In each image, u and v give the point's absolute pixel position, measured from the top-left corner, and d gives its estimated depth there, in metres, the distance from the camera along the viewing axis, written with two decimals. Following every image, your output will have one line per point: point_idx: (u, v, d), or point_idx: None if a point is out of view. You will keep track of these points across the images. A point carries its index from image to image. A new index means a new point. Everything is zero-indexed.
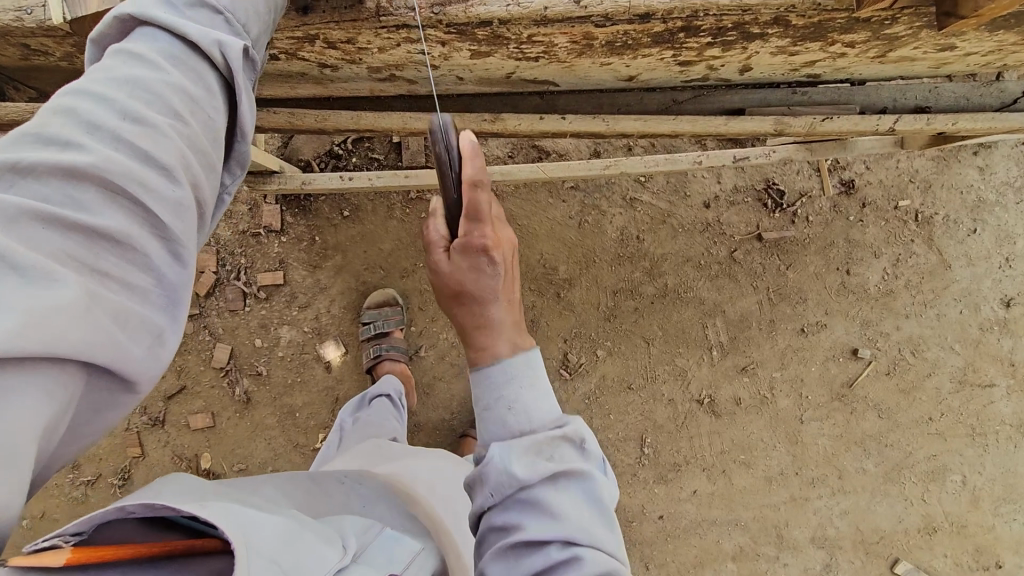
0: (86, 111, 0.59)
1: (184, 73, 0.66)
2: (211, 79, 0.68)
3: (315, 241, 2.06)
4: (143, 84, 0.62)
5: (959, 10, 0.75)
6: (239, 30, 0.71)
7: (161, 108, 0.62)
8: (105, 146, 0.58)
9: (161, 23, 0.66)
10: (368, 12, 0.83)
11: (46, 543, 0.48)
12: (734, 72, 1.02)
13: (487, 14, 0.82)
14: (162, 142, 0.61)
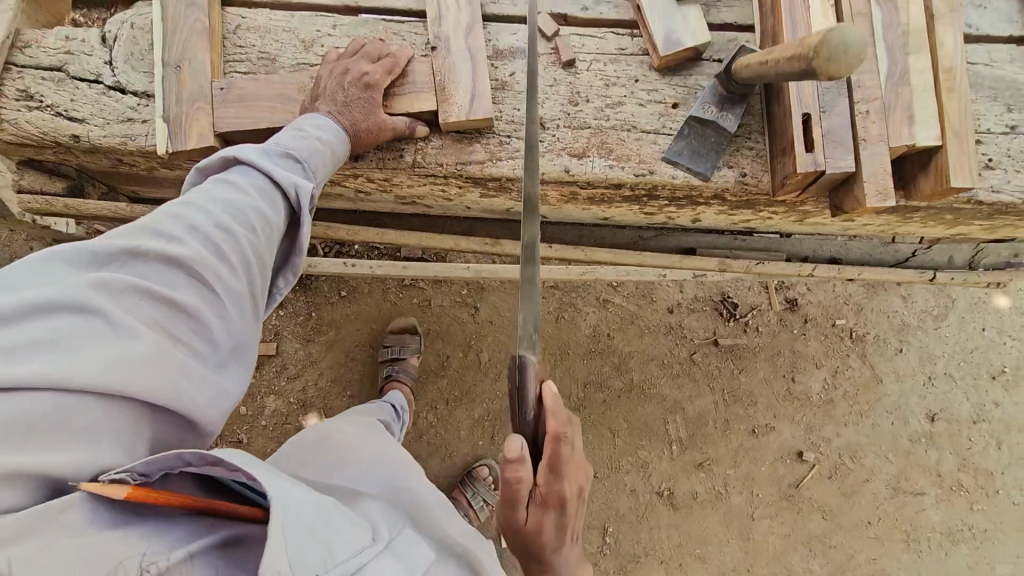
0: (187, 215, 0.79)
1: (265, 201, 0.86)
2: (283, 205, 0.88)
3: (311, 316, 2.22)
4: (233, 203, 0.83)
5: (844, 206, 1.01)
6: (310, 174, 0.93)
7: (241, 223, 0.82)
8: (195, 242, 0.77)
9: (256, 162, 0.88)
10: (405, 164, 1.06)
11: (116, 476, 0.62)
12: (688, 222, 1.28)
13: (498, 173, 1.06)
14: (236, 247, 0.80)
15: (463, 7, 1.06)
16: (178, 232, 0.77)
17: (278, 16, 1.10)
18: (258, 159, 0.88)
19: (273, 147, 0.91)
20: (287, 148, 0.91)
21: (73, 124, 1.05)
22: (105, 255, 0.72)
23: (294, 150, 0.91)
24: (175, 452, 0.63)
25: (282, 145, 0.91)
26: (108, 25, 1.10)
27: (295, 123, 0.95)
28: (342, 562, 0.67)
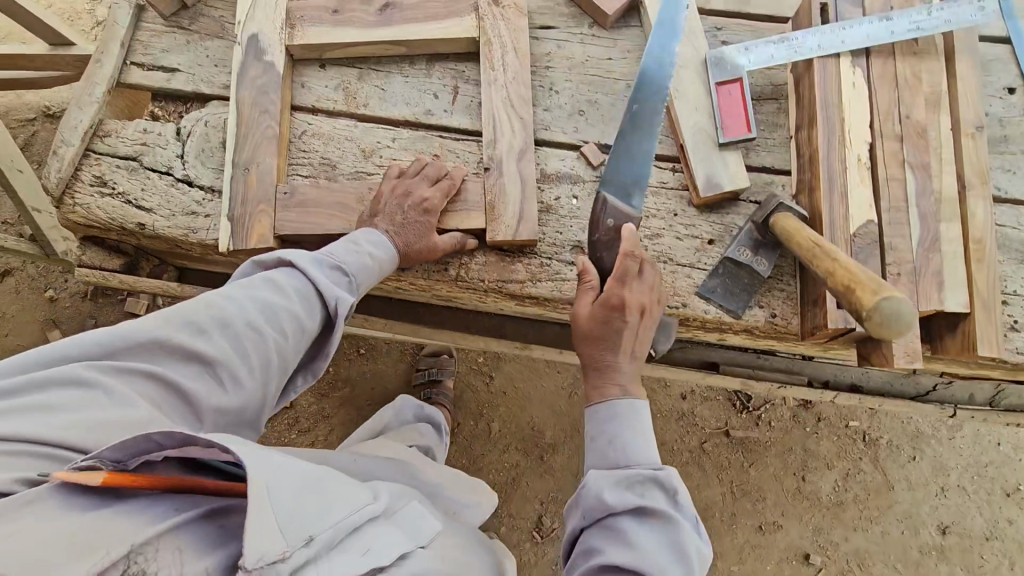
0: (223, 309, 0.84)
1: (304, 312, 0.91)
2: (318, 315, 0.93)
3: (328, 372, 2.25)
4: (270, 306, 0.87)
5: (871, 359, 1.03)
6: (353, 289, 0.97)
7: (273, 331, 0.86)
8: (220, 338, 0.82)
9: (304, 270, 0.93)
10: (448, 276, 1.10)
11: (86, 463, 0.61)
12: (715, 340, 1.28)
13: (536, 292, 1.09)
14: (258, 349, 0.84)
15: (518, 133, 1.12)
16: (211, 325, 0.82)
17: (342, 125, 1.17)
18: (309, 268, 0.93)
19: (326, 258, 0.96)
20: (339, 262, 0.96)
21: (140, 212, 1.11)
22: (140, 338, 0.76)
23: (346, 265, 0.97)
24: (142, 432, 0.63)
25: (336, 258, 0.97)
26: (183, 121, 1.18)
27: (351, 236, 1.01)
28: (334, 526, 0.69)
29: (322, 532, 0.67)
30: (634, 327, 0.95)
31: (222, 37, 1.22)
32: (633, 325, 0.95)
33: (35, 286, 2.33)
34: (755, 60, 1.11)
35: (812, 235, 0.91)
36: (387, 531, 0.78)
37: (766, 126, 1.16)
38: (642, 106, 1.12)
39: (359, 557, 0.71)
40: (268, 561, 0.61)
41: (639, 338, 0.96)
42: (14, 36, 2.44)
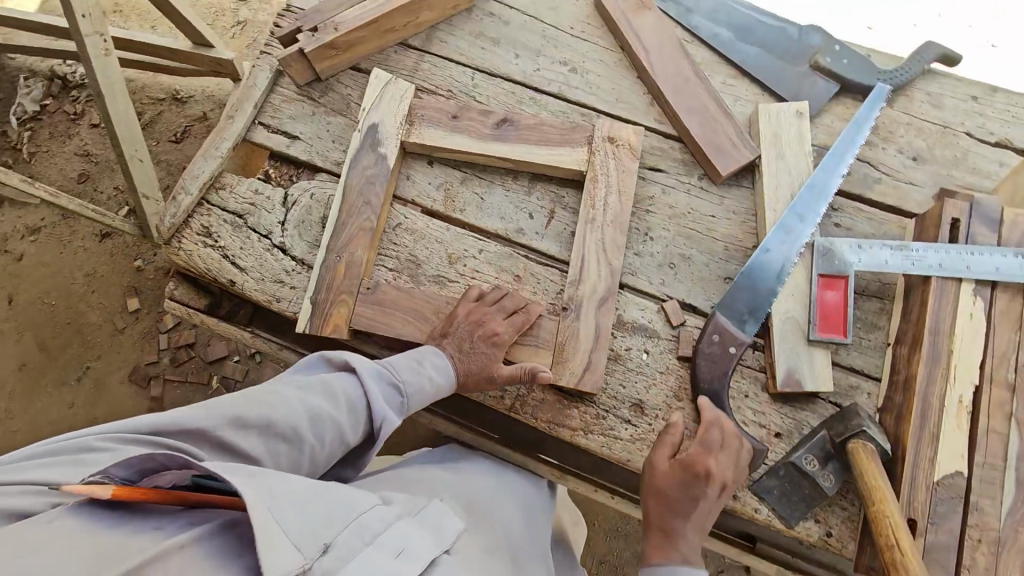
0: (272, 408, 0.80)
1: (350, 427, 0.88)
2: (362, 430, 0.90)
3: None
4: (320, 415, 0.84)
5: None
6: (402, 410, 0.96)
7: (312, 443, 0.84)
8: (261, 439, 0.78)
9: (365, 382, 0.91)
10: (503, 404, 1.10)
11: (94, 478, 0.62)
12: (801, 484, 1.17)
13: (584, 443, 1.07)
14: (293, 457, 0.82)
15: (605, 279, 1.11)
16: (255, 422, 0.78)
17: (435, 225, 1.19)
18: (369, 382, 0.92)
19: (387, 373, 0.95)
20: (398, 380, 0.96)
21: (234, 270, 1.17)
22: (185, 426, 0.72)
23: (404, 384, 0.96)
24: (147, 452, 0.65)
25: (397, 375, 0.96)
26: (292, 188, 1.23)
27: (415, 352, 1.02)
28: (344, 534, 0.68)
29: (333, 540, 0.67)
30: (711, 498, 0.97)
31: (344, 113, 1.27)
32: (709, 495, 0.97)
33: (128, 254, 2.41)
34: (866, 261, 1.06)
35: (897, 523, 0.86)
36: (411, 532, 0.76)
37: (864, 326, 1.09)
38: (774, 247, 1.09)
39: (390, 558, 0.70)
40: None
41: (711, 509, 0.98)
42: (164, 23, 2.63)
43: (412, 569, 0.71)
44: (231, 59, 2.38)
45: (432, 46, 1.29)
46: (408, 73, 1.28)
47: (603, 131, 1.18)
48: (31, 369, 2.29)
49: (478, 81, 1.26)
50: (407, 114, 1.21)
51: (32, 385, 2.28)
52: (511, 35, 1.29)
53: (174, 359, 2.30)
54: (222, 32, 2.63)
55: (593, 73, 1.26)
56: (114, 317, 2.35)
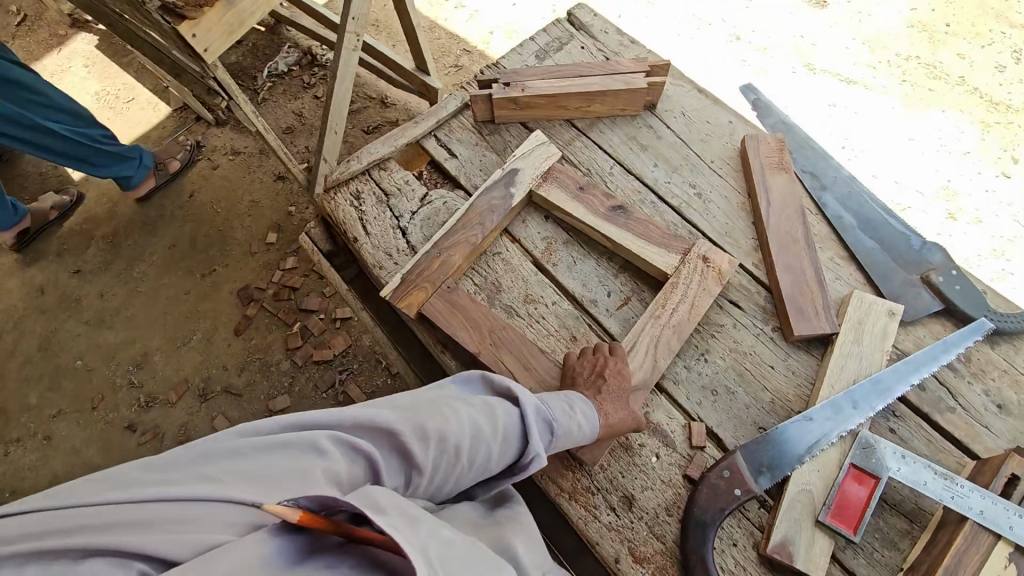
0: (443, 421, 0.91)
1: (500, 453, 0.95)
2: (510, 460, 0.96)
3: None
4: (479, 434, 0.92)
5: None
6: (550, 448, 1.01)
7: (470, 461, 0.91)
8: (432, 450, 0.88)
9: (523, 415, 0.97)
10: None
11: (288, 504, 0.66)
12: None
13: (565, 506, 1.11)
14: (451, 470, 0.90)
15: (645, 370, 1.18)
16: (429, 434, 0.88)
17: (528, 266, 1.35)
18: (529, 418, 0.97)
19: (544, 410, 1.01)
20: (551, 419, 1.01)
21: (361, 232, 1.41)
22: (377, 425, 0.87)
23: (557, 423, 1.02)
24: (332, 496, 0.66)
25: (552, 413, 1.02)
26: (433, 192, 1.47)
27: (573, 398, 1.07)
28: None
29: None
30: None
31: (499, 153, 1.51)
32: None
33: (288, 198, 2.86)
34: (905, 474, 1.03)
35: None
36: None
37: (881, 538, 1.05)
38: (815, 419, 1.11)
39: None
40: None
41: None
42: (402, 45, 3.21)
43: None
44: (436, 87, 2.85)
45: (591, 131, 1.52)
46: (562, 144, 1.51)
47: (701, 250, 1.30)
48: (176, 252, 2.75)
49: (615, 172, 1.45)
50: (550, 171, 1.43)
51: (171, 264, 2.72)
52: (659, 148, 1.48)
53: (276, 294, 2.62)
54: (440, 66, 3.15)
55: (714, 203, 1.40)
56: (253, 240, 2.77)
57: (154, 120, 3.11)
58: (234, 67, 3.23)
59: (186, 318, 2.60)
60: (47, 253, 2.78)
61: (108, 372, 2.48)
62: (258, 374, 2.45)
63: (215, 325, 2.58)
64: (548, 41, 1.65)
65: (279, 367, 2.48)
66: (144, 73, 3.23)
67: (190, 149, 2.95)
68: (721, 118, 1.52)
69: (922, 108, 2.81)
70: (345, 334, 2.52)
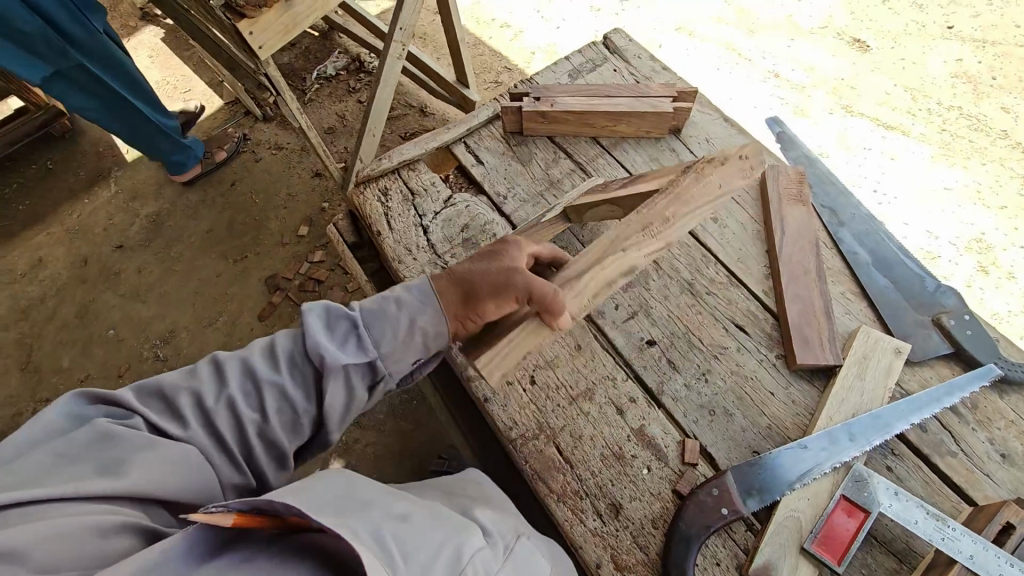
0: (201, 385, 0.85)
1: (291, 381, 0.90)
2: (323, 383, 0.91)
3: (410, 401, 2.39)
4: (257, 377, 0.88)
5: None
6: (363, 348, 0.96)
7: (255, 404, 0.87)
8: (200, 418, 0.83)
9: (304, 336, 0.92)
10: (508, 435, 1.21)
11: (216, 508, 0.63)
12: None
13: (552, 507, 1.13)
14: (242, 418, 0.85)
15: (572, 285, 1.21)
16: (185, 394, 0.84)
17: (541, 274, 1.40)
18: (315, 333, 0.92)
19: (332, 321, 0.96)
20: (345, 322, 0.97)
21: (384, 226, 1.48)
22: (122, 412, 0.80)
23: (355, 323, 0.97)
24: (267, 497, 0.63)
25: (344, 321, 0.97)
26: (457, 194, 1.53)
27: (393, 298, 1.01)
28: None
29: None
30: None
31: (523, 163, 1.57)
32: None
33: (323, 194, 2.98)
34: (895, 510, 1.03)
35: None
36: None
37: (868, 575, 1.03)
38: (811, 447, 1.11)
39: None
40: None
41: None
42: (446, 59, 3.34)
43: None
44: (474, 99, 2.94)
45: (615, 150, 1.57)
46: (586, 160, 1.56)
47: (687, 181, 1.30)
48: (213, 237, 2.88)
49: None
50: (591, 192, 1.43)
51: (206, 247, 2.85)
52: None
53: (301, 284, 2.71)
54: (480, 81, 3.25)
55: (730, 229, 1.42)
56: (285, 231, 2.88)
57: (207, 111, 3.29)
58: (286, 68, 3.41)
59: (214, 300, 2.71)
60: (94, 227, 2.94)
61: (137, 344, 2.60)
62: None
63: (241, 309, 2.68)
64: (582, 62, 1.72)
65: None
66: (203, 67, 3.43)
67: (237, 141, 3.11)
68: (744, 148, 1.55)
69: (960, 159, 2.78)
70: None
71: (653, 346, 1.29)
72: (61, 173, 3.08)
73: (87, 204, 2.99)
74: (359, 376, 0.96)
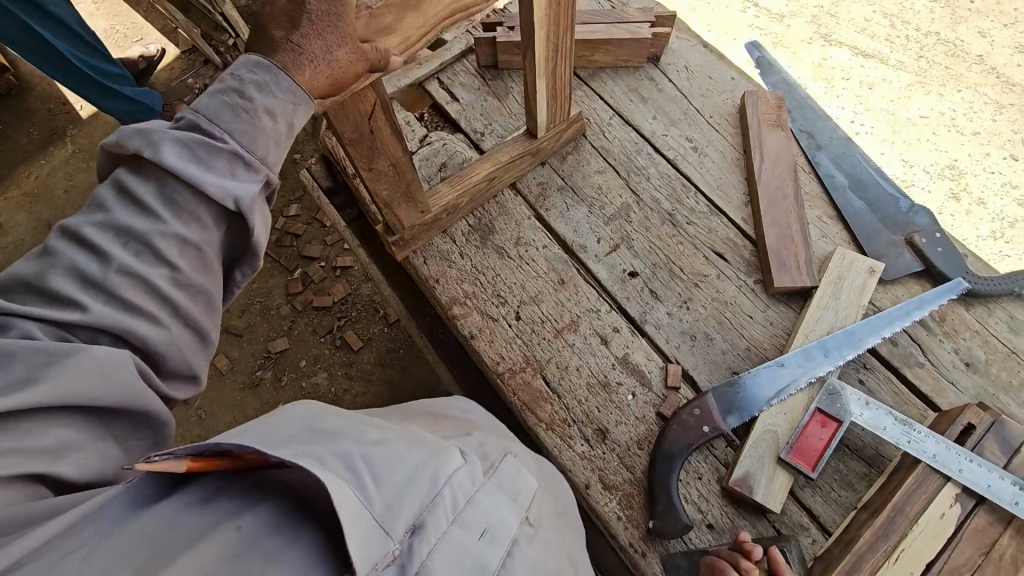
0: (80, 261, 0.58)
1: (182, 219, 0.61)
2: (224, 219, 0.64)
3: (398, 350, 2.41)
4: (138, 234, 0.59)
5: None
6: (256, 165, 0.66)
7: (153, 257, 0.60)
8: (97, 300, 0.57)
9: (171, 166, 0.61)
10: (495, 369, 1.23)
11: (163, 458, 0.53)
12: None
13: (541, 436, 1.17)
14: (147, 288, 0.59)
15: None
16: (54, 274, 0.57)
17: (522, 210, 1.39)
18: (184, 168, 0.61)
19: (195, 132, 0.63)
20: (211, 127, 0.64)
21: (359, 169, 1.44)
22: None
23: (223, 129, 0.64)
24: (217, 442, 0.55)
25: (212, 129, 0.64)
26: (433, 134, 1.49)
27: (250, 109, 0.65)
28: (416, 511, 0.67)
29: (423, 519, 0.67)
30: None
31: (500, 99, 1.53)
32: None
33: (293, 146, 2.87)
34: (866, 418, 1.09)
35: None
36: (490, 502, 0.76)
37: (840, 479, 1.10)
38: (788, 365, 1.15)
39: (473, 539, 0.70)
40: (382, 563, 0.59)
41: None
42: None
43: (490, 551, 0.71)
44: None
45: (593, 82, 1.53)
46: None
47: None
48: None
49: (613, 122, 1.47)
50: (567, 124, 1.40)
51: None
52: (659, 100, 1.48)
53: (278, 239, 2.66)
54: None
55: (711, 158, 1.42)
56: None
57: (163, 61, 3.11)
58: None
59: None
60: (56, 189, 2.82)
61: None
62: (260, 316, 2.51)
63: None
64: None
65: (279, 309, 2.52)
66: (153, 14, 3.21)
67: (198, 92, 2.95)
68: (724, 75, 1.52)
69: (936, 87, 2.76)
70: (346, 280, 2.54)
71: (635, 278, 1.30)
72: (13, 133, 2.91)
73: (44, 165, 2.84)
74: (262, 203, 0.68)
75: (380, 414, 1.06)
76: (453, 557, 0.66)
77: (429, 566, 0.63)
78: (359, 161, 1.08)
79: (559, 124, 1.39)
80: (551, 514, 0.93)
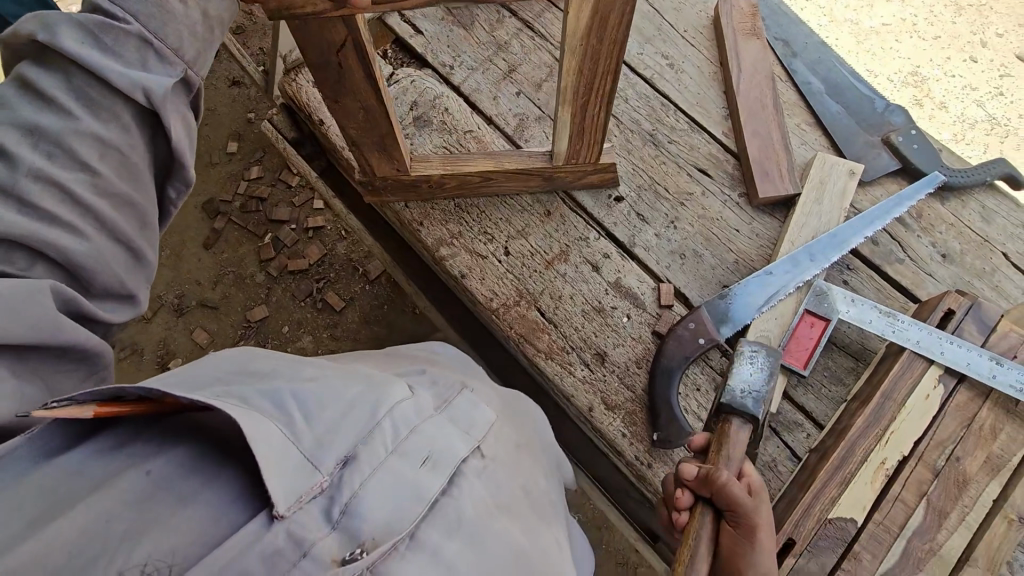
0: None
1: (96, 117, 0.61)
2: (140, 122, 0.64)
3: (382, 306, 2.38)
4: (46, 133, 0.59)
5: None
6: (173, 63, 0.65)
7: (69, 159, 0.60)
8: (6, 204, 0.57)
9: (76, 58, 0.59)
10: (488, 306, 1.23)
11: (62, 404, 0.52)
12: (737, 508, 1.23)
13: (542, 367, 1.18)
14: (60, 197, 0.59)
15: None
16: None
17: (499, 143, 1.36)
18: (84, 54, 0.59)
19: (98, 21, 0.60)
20: (120, 17, 0.61)
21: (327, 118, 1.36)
22: None
23: (130, 16, 0.61)
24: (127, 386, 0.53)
25: (117, 18, 0.61)
26: (400, 71, 1.41)
27: None
28: (350, 442, 0.64)
29: (356, 448, 0.64)
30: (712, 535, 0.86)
31: (466, 28, 1.45)
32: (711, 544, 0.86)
33: (246, 104, 2.71)
34: (853, 314, 1.13)
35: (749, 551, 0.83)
36: (438, 429, 0.71)
37: (831, 376, 1.15)
38: (776, 273, 1.17)
39: (412, 467, 0.66)
40: (308, 497, 0.58)
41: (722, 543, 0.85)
42: None
43: (431, 480, 0.66)
44: None
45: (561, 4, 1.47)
46: (533, 16, 1.46)
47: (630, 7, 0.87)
48: None
49: None
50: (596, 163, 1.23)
51: None
52: None
53: (243, 205, 2.54)
54: None
55: (688, 74, 1.38)
56: (213, 151, 2.65)
57: None
58: None
59: None
60: None
61: None
62: (234, 286, 2.44)
63: (183, 241, 2.52)
64: None
65: (253, 277, 2.45)
66: None
67: None
68: None
69: None
70: (319, 240, 2.46)
71: (622, 203, 1.29)
72: None
73: None
74: (181, 103, 0.67)
75: (363, 357, 1.03)
76: (388, 484, 0.63)
77: (360, 495, 0.61)
78: (326, 91, 1.02)
79: (583, 164, 1.23)
80: (509, 447, 0.84)
